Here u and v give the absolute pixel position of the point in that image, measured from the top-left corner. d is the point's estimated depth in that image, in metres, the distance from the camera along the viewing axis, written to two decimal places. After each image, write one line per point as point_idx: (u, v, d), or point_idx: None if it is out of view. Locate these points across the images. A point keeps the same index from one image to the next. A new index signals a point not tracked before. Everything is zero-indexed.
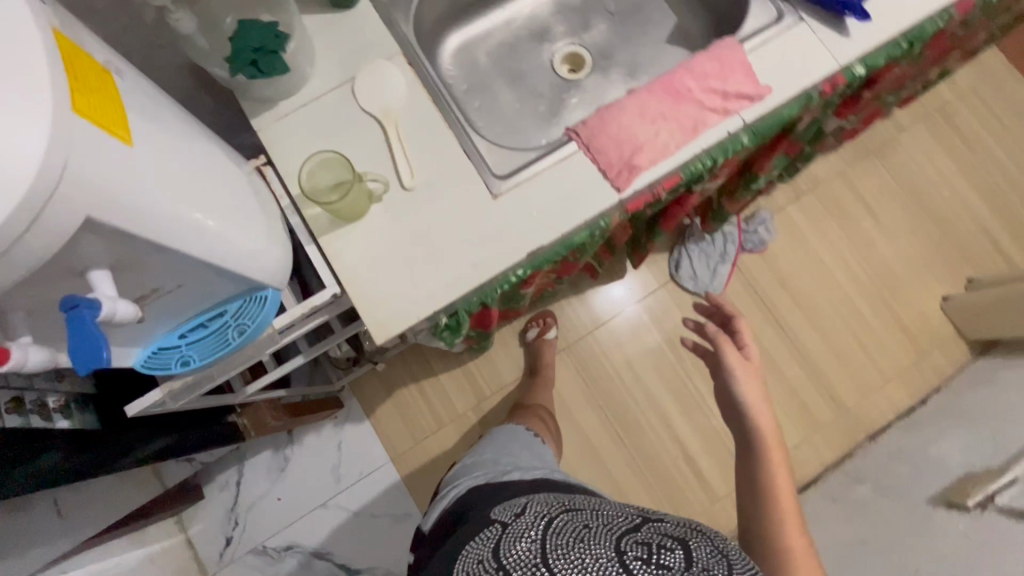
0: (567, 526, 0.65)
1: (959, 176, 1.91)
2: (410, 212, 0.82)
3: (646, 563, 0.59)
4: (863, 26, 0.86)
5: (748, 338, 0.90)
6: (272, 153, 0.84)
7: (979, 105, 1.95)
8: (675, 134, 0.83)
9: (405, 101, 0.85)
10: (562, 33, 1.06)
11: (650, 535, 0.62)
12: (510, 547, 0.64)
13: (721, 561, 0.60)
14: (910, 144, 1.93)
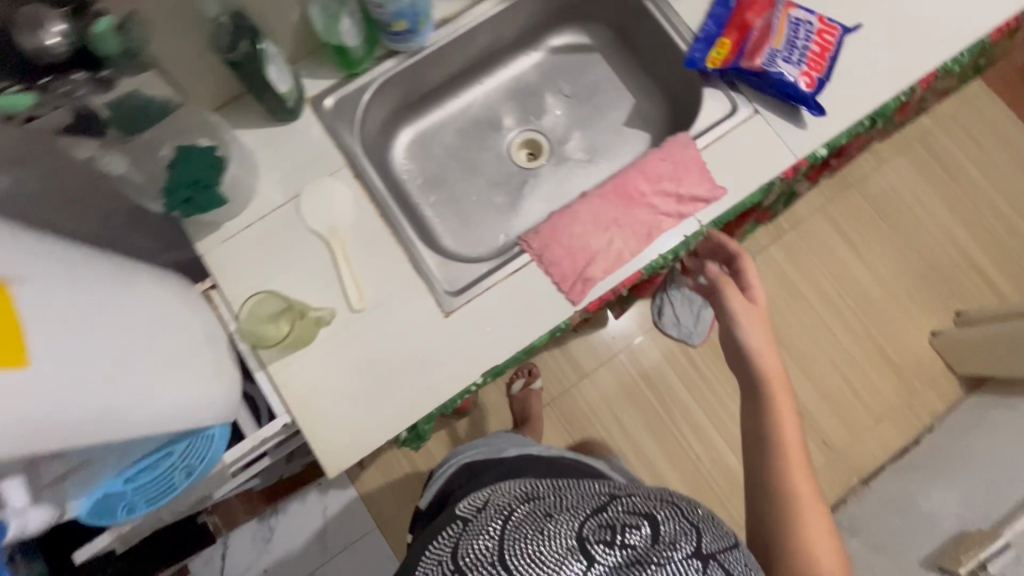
0: (524, 517, 0.60)
1: (943, 206, 1.88)
2: (361, 334, 0.80)
3: (609, 546, 0.55)
4: (820, 118, 0.83)
5: (751, 273, 0.81)
6: (218, 278, 0.82)
7: (959, 132, 1.92)
8: (629, 241, 0.81)
9: (352, 218, 0.83)
10: (517, 119, 1.04)
11: (614, 514, 0.59)
12: (468, 547, 0.59)
13: (689, 535, 0.57)
14: (891, 177, 1.90)
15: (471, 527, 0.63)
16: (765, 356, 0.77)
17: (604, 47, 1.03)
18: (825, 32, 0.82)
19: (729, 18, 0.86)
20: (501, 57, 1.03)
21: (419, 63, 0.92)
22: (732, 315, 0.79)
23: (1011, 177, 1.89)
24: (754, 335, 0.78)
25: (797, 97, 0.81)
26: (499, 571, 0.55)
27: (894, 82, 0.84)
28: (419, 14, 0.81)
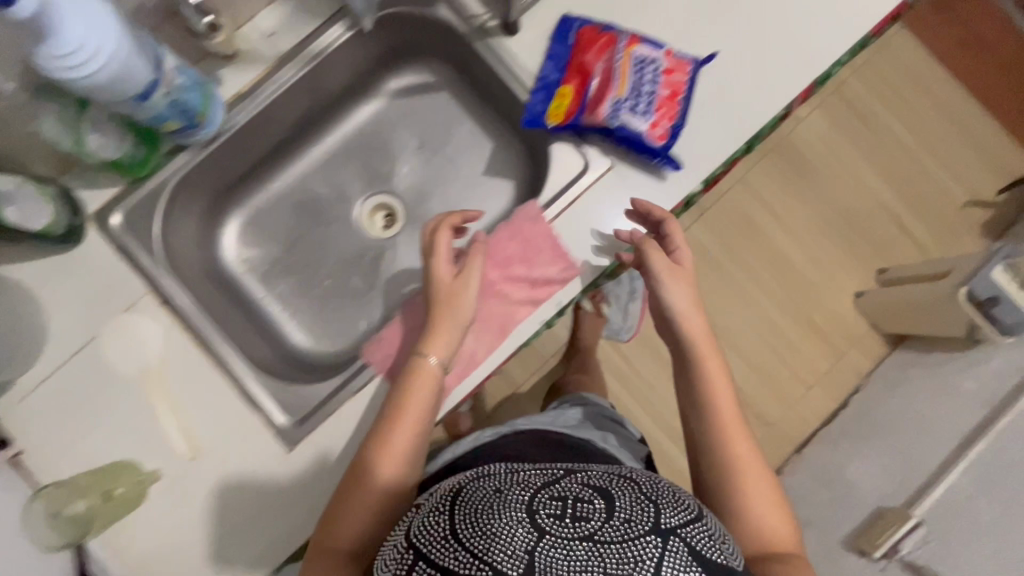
0: (469, 492, 0.49)
1: (863, 162, 1.80)
2: (198, 486, 0.71)
3: (561, 519, 0.45)
4: (678, 171, 0.73)
5: (677, 233, 0.71)
6: (22, 445, 0.69)
7: (877, 81, 1.80)
8: (481, 339, 0.73)
9: (165, 353, 0.72)
10: (364, 180, 0.91)
11: (567, 485, 0.48)
12: (412, 525, 0.49)
13: (646, 508, 0.46)
14: (810, 137, 1.79)
15: (417, 507, 0.52)
16: (689, 319, 0.68)
17: (449, 85, 0.89)
18: (674, 70, 0.71)
19: (568, 61, 0.74)
20: (331, 113, 0.89)
21: (221, 147, 0.78)
22: (657, 282, 0.70)
23: (927, 124, 1.80)
24: (681, 298, 0.69)
25: (649, 152, 0.71)
26: (450, 547, 0.45)
27: (758, 113, 0.73)
28: (191, 110, 0.67)
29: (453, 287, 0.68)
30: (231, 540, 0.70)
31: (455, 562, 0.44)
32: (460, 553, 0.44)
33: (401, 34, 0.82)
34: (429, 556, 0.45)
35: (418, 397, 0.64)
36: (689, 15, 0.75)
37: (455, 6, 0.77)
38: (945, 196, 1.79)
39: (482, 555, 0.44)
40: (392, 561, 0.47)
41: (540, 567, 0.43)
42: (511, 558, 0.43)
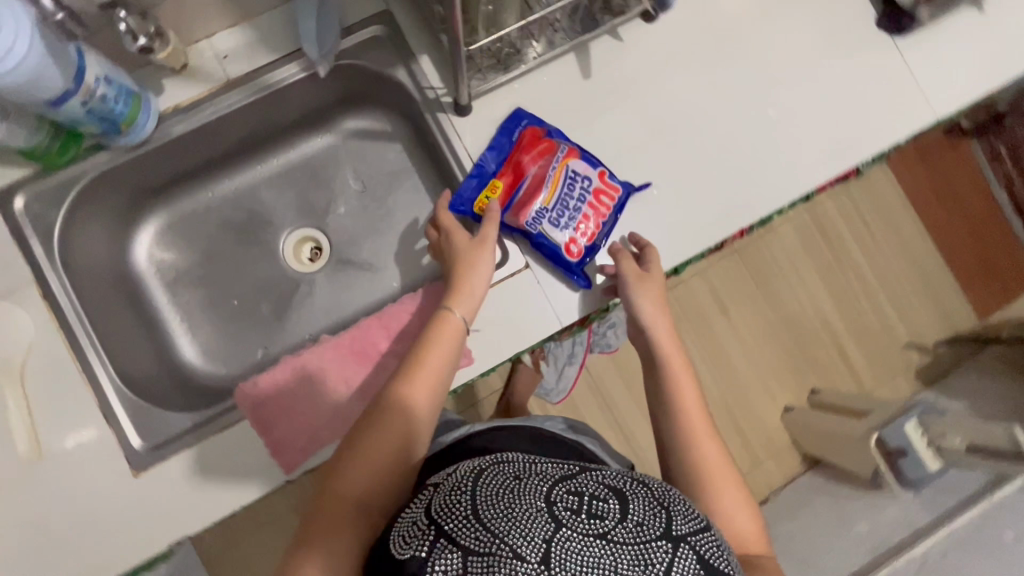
0: (489, 475, 0.49)
1: (820, 280, 1.67)
2: (24, 491, 0.68)
3: (578, 514, 0.45)
4: (586, 288, 0.75)
5: (650, 252, 0.74)
6: None
7: (852, 210, 1.68)
8: (356, 404, 0.73)
9: (32, 348, 0.70)
10: (299, 210, 0.91)
11: (584, 481, 0.48)
12: (431, 501, 0.49)
13: (660, 514, 0.46)
14: (776, 250, 1.66)
15: (435, 485, 0.52)
16: (654, 321, 0.72)
17: (403, 139, 0.89)
18: (602, 192, 0.74)
19: (508, 157, 0.77)
20: (279, 140, 0.89)
21: (151, 152, 0.77)
22: (628, 289, 0.72)
23: (892, 266, 1.69)
24: (652, 309, 0.72)
25: (561, 264, 0.74)
26: (471, 527, 0.45)
27: (673, 245, 0.77)
28: (114, 118, 0.67)
29: (471, 262, 0.71)
30: (44, 555, 0.67)
31: (475, 543, 0.44)
32: (481, 534, 0.44)
33: (361, 83, 0.83)
34: (451, 532, 0.45)
35: (441, 348, 0.66)
36: (632, 139, 0.79)
37: (414, 73, 0.78)
38: (894, 335, 1.67)
39: (503, 537, 0.44)
40: (413, 537, 0.47)
41: (556, 558, 0.43)
42: (530, 545, 0.43)
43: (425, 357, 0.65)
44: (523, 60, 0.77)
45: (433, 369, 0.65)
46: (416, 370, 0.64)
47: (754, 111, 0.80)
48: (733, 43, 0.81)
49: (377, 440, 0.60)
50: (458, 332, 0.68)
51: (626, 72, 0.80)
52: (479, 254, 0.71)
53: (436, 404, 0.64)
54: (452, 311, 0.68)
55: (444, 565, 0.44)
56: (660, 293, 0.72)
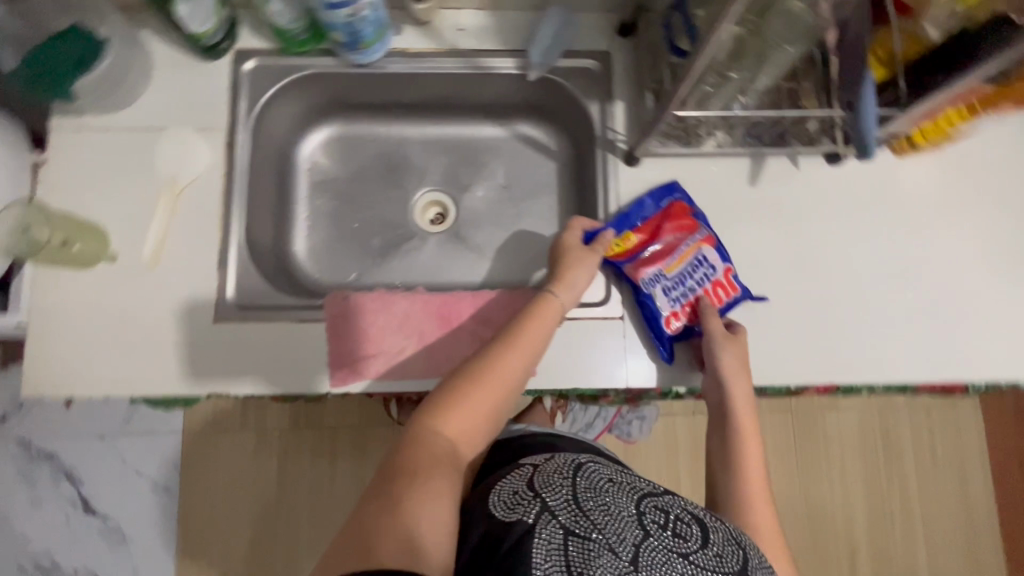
0: (587, 472, 0.61)
1: (862, 479, 1.49)
2: (130, 287, 0.77)
3: (664, 528, 0.56)
4: (667, 360, 0.77)
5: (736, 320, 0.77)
6: (53, 161, 0.79)
7: (926, 432, 1.52)
8: (418, 359, 0.77)
9: (196, 180, 0.80)
10: (444, 175, 0.98)
11: (669, 503, 0.59)
12: (536, 479, 0.60)
13: (734, 551, 0.56)
14: (833, 433, 1.51)
15: (537, 466, 0.63)
16: (734, 380, 0.73)
17: (561, 161, 0.96)
18: (721, 285, 0.77)
19: (648, 218, 0.81)
20: (461, 113, 0.96)
21: (364, 76, 0.88)
22: (710, 346, 0.74)
23: (948, 510, 1.50)
24: (734, 370, 0.72)
25: (657, 332, 0.77)
26: (573, 510, 0.56)
27: (758, 367, 0.78)
28: (359, 37, 0.78)
29: (581, 257, 0.76)
30: (119, 346, 0.76)
31: (577, 524, 0.54)
32: (581, 518, 0.55)
33: (553, 101, 0.90)
34: (555, 509, 0.56)
35: (542, 324, 0.69)
36: (765, 257, 0.81)
37: (605, 113, 0.84)
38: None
39: (599, 527, 0.54)
40: (518, 505, 0.57)
41: (644, 558, 0.53)
42: (623, 543, 0.53)
43: (526, 326, 0.68)
44: (702, 144, 0.81)
45: (531, 340, 0.67)
46: (517, 337, 0.67)
47: (892, 287, 0.81)
48: (899, 219, 0.82)
49: (476, 394, 0.62)
50: (557, 313, 0.71)
51: (790, 197, 0.83)
52: (587, 264, 0.75)
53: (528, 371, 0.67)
54: (554, 295, 0.72)
55: (549, 537, 0.54)
56: (742, 355, 0.73)
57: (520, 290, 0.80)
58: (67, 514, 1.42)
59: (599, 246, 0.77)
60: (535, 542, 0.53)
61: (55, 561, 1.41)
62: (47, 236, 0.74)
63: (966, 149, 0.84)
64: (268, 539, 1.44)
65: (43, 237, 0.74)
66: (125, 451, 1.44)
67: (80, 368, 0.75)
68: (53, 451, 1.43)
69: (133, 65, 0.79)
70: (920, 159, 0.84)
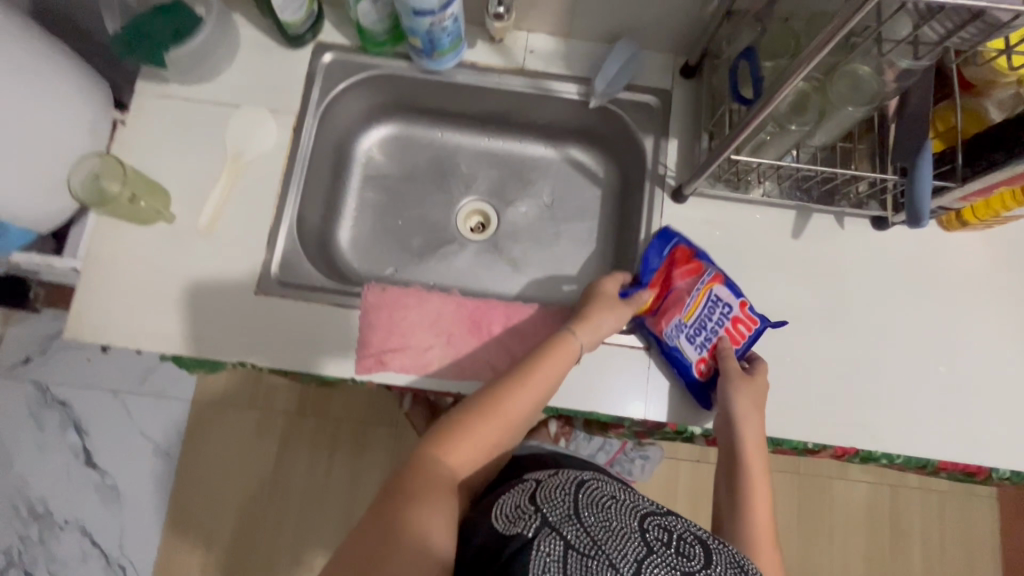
0: (590, 489, 0.60)
1: (862, 555, 1.45)
2: (181, 248, 0.80)
3: (666, 545, 0.54)
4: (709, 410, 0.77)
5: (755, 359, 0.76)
6: (132, 122, 0.84)
7: (936, 518, 1.47)
8: (445, 360, 0.78)
9: (260, 156, 0.84)
10: (491, 187, 1.01)
11: (673, 522, 0.57)
12: (539, 492, 0.60)
13: (742, 574, 0.53)
14: (838, 503, 1.47)
15: (540, 481, 0.63)
16: (746, 419, 0.71)
17: (606, 189, 0.98)
18: (741, 321, 0.75)
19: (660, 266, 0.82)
20: (517, 131, 0.99)
21: (431, 83, 0.92)
22: (727, 384, 0.73)
23: None
24: (747, 412, 0.71)
25: (690, 386, 0.77)
26: (572, 523, 0.55)
27: (777, 419, 0.78)
28: (436, 45, 0.81)
29: (603, 304, 0.77)
30: (161, 303, 0.79)
31: (575, 538, 0.54)
32: (581, 533, 0.54)
33: (609, 130, 0.93)
34: (555, 523, 0.55)
35: (558, 363, 0.70)
36: (798, 310, 0.81)
37: (658, 148, 0.86)
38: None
39: (599, 542, 0.53)
40: (519, 519, 0.57)
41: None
42: (623, 558, 0.52)
43: (539, 365, 0.69)
44: (749, 192, 0.83)
45: (542, 380, 0.68)
46: (529, 374, 0.68)
47: (923, 360, 0.80)
48: (939, 292, 0.82)
49: (480, 427, 0.64)
50: (572, 356, 0.72)
51: (830, 255, 0.83)
52: (613, 310, 0.77)
53: (534, 410, 0.68)
54: (573, 336, 0.72)
55: (548, 549, 0.53)
56: (759, 397, 0.72)
57: (541, 320, 0.81)
58: (68, 464, 1.44)
59: (634, 301, 0.79)
60: (534, 557, 0.53)
61: (48, 508, 1.43)
62: (116, 189, 0.76)
63: (1014, 233, 0.84)
64: (257, 518, 1.44)
65: (112, 189, 0.76)
66: (135, 411, 1.47)
67: (119, 320, 0.78)
68: (67, 400, 1.46)
69: (221, 43, 0.84)
70: (966, 235, 0.83)
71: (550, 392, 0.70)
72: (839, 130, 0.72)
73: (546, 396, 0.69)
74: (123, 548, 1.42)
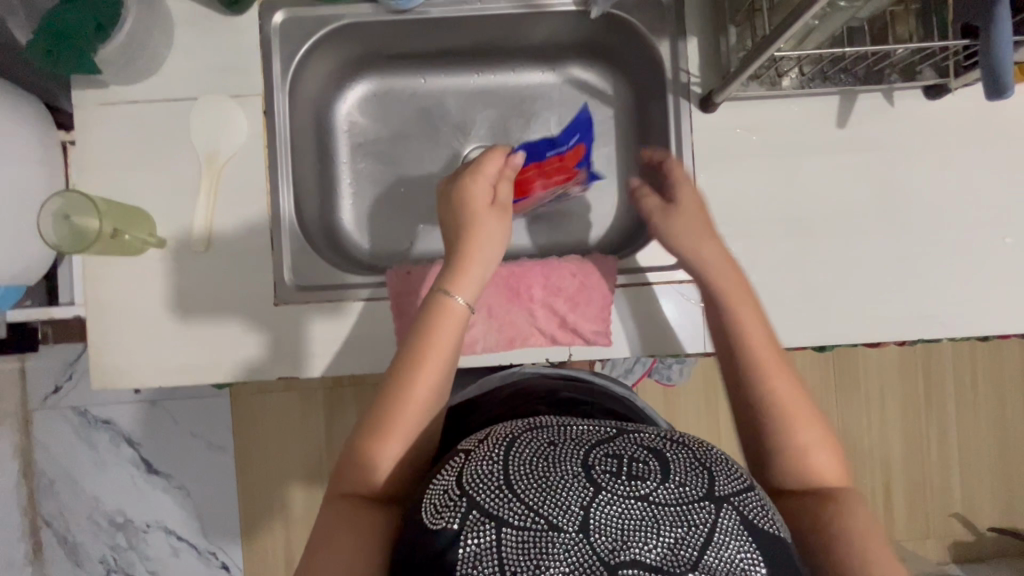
0: (522, 441, 0.50)
1: (898, 411, 1.50)
2: (184, 272, 0.74)
3: (616, 476, 0.47)
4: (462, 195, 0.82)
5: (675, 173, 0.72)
6: (80, 139, 0.74)
7: (968, 365, 1.50)
8: (490, 336, 0.74)
9: (237, 154, 0.74)
10: (493, 129, 0.89)
11: (623, 444, 0.49)
12: (463, 468, 0.49)
13: (700, 475, 0.48)
14: (873, 369, 1.49)
15: (466, 451, 0.51)
16: (700, 242, 0.67)
17: (618, 108, 0.87)
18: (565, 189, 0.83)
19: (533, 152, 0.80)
20: (507, 59, 0.87)
21: (407, 22, 0.79)
22: (664, 220, 0.70)
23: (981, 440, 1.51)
24: (692, 238, 0.68)
25: None
26: (504, 497, 0.46)
27: (836, 326, 0.75)
28: None
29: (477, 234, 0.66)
30: (181, 331, 0.74)
31: (510, 511, 0.46)
32: (515, 504, 0.46)
33: (614, 39, 0.81)
34: (483, 503, 0.47)
35: (444, 334, 0.61)
36: (850, 207, 0.75)
37: (677, 52, 0.75)
38: (942, 498, 1.51)
39: (536, 508, 0.46)
40: (444, 508, 0.48)
41: (594, 523, 0.45)
42: (567, 513, 0.45)
43: (427, 346, 0.60)
44: (784, 85, 0.73)
45: (437, 361, 0.60)
46: (415, 363, 0.59)
47: (986, 236, 0.75)
48: (1000, 159, 0.75)
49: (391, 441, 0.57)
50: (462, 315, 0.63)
51: (880, 140, 0.75)
52: (489, 240, 0.67)
53: (442, 390, 0.61)
54: (452, 298, 0.63)
55: (479, 538, 0.45)
56: (699, 219, 0.69)
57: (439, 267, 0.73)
58: (131, 476, 1.47)
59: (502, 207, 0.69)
60: (466, 554, 0.45)
61: (127, 517, 1.47)
62: (90, 224, 0.67)
63: None
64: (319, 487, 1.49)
65: (88, 224, 0.67)
66: (178, 415, 1.46)
67: (145, 356, 0.74)
68: (108, 418, 1.45)
69: (153, 25, 0.71)
70: None
71: (454, 361, 0.62)
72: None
73: (451, 367, 0.61)
74: (208, 538, 1.48)
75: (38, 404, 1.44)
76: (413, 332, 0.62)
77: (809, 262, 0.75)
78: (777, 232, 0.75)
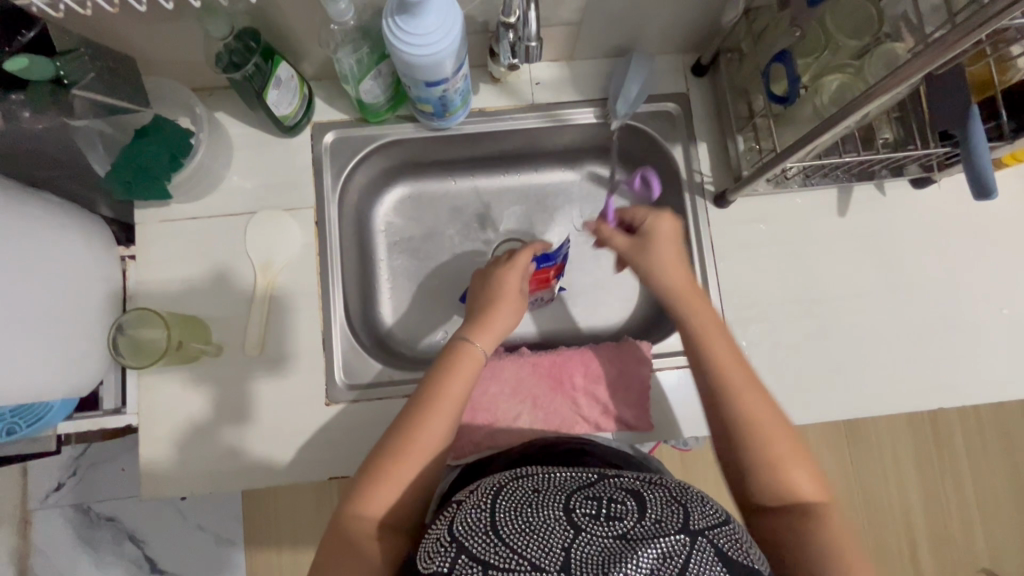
0: (508, 490, 0.51)
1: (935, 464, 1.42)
2: (237, 374, 0.77)
3: (596, 518, 0.47)
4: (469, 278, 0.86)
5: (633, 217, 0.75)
6: (141, 254, 0.79)
7: None
8: (535, 424, 0.78)
9: (291, 262, 0.80)
10: (522, 225, 0.96)
11: (603, 487, 0.50)
12: (454, 518, 0.50)
13: (676, 511, 0.48)
14: None
15: (458, 502, 0.52)
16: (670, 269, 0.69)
17: (634, 200, 0.95)
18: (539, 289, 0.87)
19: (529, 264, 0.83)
20: (530, 162, 0.96)
21: (444, 136, 0.87)
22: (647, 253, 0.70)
23: None
24: (667, 264, 0.69)
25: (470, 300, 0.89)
26: (492, 541, 0.47)
27: (861, 399, 0.78)
28: (448, 106, 0.77)
29: (507, 298, 0.75)
30: (234, 432, 0.76)
31: (495, 556, 0.46)
32: (502, 548, 0.46)
33: (629, 143, 0.91)
34: (472, 548, 0.46)
35: (463, 377, 0.66)
36: (862, 286, 0.81)
37: (689, 156, 0.85)
38: (977, 568, 1.15)
39: (521, 550, 0.46)
40: (436, 554, 0.48)
41: (575, 561, 0.45)
42: (549, 554, 0.45)
43: (445, 383, 0.65)
44: (789, 184, 0.80)
45: (455, 396, 0.65)
46: (433, 398, 0.64)
47: (985, 308, 0.81)
48: (987, 245, 0.82)
49: (397, 463, 0.59)
50: (476, 361, 0.69)
51: (880, 226, 0.83)
52: (512, 306, 0.75)
53: (454, 428, 0.64)
54: (471, 343, 0.70)
55: None
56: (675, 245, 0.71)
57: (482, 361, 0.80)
58: None
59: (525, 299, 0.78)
60: None
61: None
62: (155, 335, 0.71)
63: None
64: None
65: (152, 336, 0.71)
66: (186, 508, 1.34)
67: (197, 456, 0.75)
68: (112, 515, 1.35)
69: (218, 150, 0.79)
70: (1006, 180, 0.84)
71: (463, 409, 0.66)
72: (882, 107, 0.68)
73: (462, 408, 0.66)
74: None
75: (38, 503, 1.35)
76: (434, 371, 0.67)
77: (830, 338, 0.80)
78: (796, 312, 0.80)
